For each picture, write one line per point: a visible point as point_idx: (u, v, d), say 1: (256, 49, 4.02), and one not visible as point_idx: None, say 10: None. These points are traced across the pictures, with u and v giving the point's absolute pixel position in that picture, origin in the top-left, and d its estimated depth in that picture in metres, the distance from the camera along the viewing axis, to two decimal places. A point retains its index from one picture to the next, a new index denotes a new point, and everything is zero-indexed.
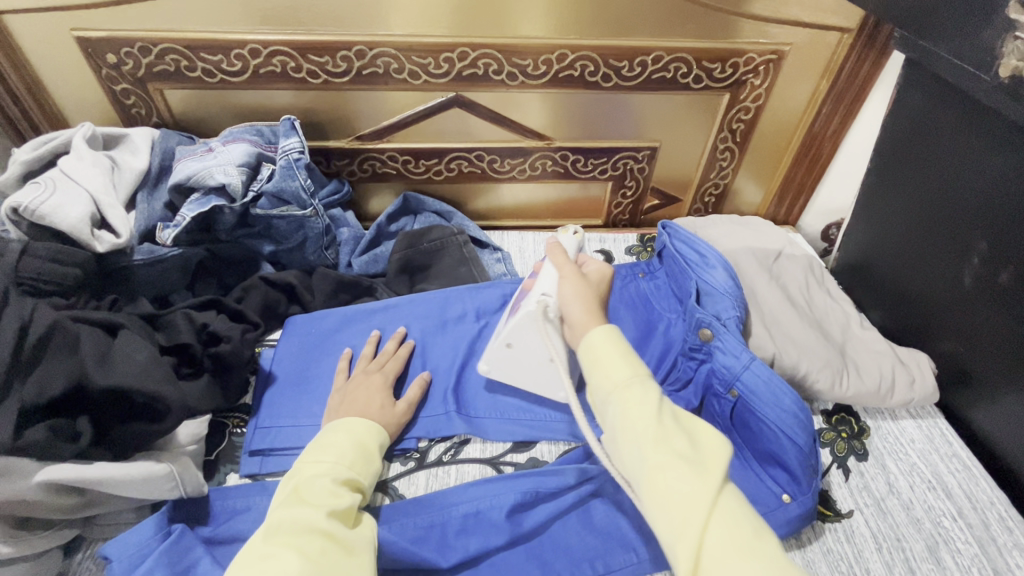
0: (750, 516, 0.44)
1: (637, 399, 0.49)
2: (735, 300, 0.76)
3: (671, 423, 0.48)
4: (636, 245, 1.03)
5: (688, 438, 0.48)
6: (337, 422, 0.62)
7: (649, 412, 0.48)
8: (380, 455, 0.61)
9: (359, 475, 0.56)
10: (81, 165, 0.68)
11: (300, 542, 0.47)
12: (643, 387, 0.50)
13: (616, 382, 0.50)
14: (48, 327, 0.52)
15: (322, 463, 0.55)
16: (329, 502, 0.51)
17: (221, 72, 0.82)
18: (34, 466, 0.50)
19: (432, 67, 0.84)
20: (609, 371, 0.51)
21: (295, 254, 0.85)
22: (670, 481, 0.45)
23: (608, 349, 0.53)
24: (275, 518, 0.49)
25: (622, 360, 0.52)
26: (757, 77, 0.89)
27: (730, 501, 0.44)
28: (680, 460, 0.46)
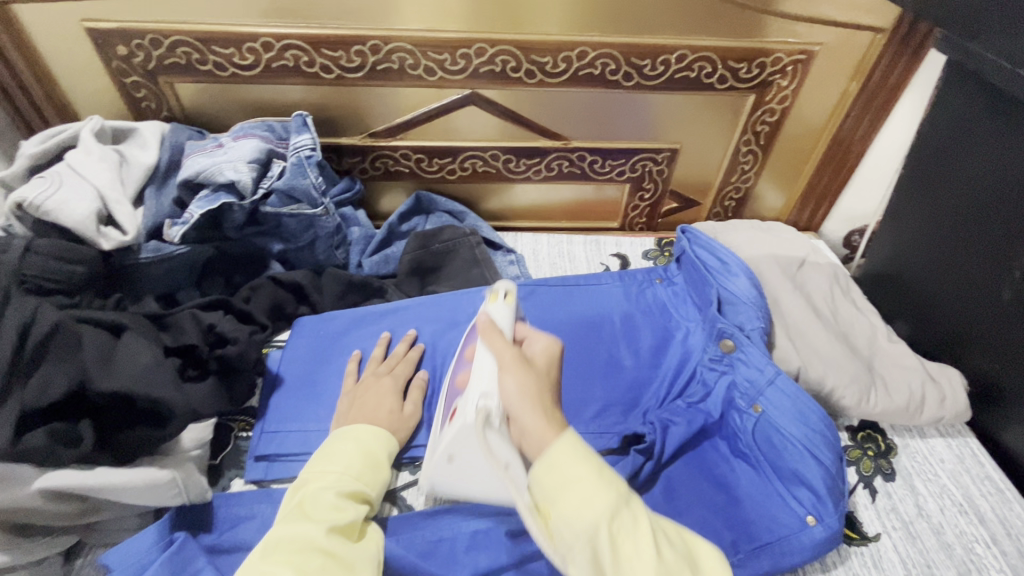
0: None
1: (629, 530, 0.39)
2: (759, 310, 0.74)
3: (666, 551, 0.40)
4: (653, 250, 1.00)
5: (685, 563, 0.41)
6: (342, 431, 0.59)
7: (649, 547, 0.39)
8: (389, 465, 0.59)
9: (367, 487, 0.54)
10: (88, 160, 0.66)
11: (299, 560, 0.44)
12: (631, 509, 0.40)
13: (600, 518, 0.39)
14: (51, 328, 0.50)
15: (329, 474, 0.53)
16: (333, 517, 0.48)
17: (232, 66, 0.80)
18: (33, 472, 0.49)
19: (448, 63, 0.81)
20: (585, 502, 0.39)
21: (305, 253, 0.83)
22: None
23: (577, 466, 0.41)
24: (275, 532, 0.46)
25: (596, 478, 0.41)
26: (784, 78, 0.86)
27: None
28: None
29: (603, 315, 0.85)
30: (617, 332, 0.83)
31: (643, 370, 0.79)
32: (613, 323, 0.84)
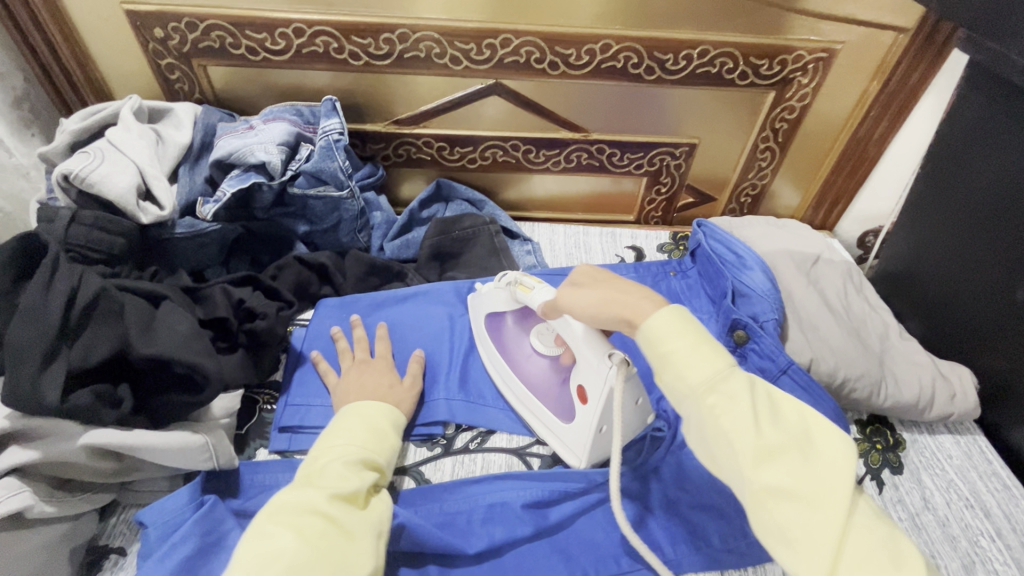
0: (877, 531, 0.39)
1: (732, 404, 0.42)
2: (773, 302, 0.74)
3: (776, 428, 0.42)
4: (668, 243, 1.01)
5: (801, 441, 0.42)
6: (349, 406, 0.62)
7: (755, 421, 0.42)
8: (394, 435, 0.61)
9: (374, 457, 0.56)
10: (128, 137, 0.69)
11: (303, 521, 0.46)
12: (738, 384, 0.43)
13: (697, 384, 0.44)
14: (95, 294, 0.52)
15: (336, 448, 0.55)
16: (336, 486, 0.50)
17: (264, 50, 0.82)
18: (78, 429, 0.51)
19: (474, 53, 0.83)
20: (689, 372, 0.44)
21: (328, 236, 0.85)
22: (786, 505, 0.39)
23: (686, 343, 0.45)
24: (281, 496, 0.48)
25: (702, 354, 0.45)
26: (805, 75, 0.87)
27: (855, 514, 0.39)
28: (796, 478, 0.40)
29: None
30: None
31: None
32: None
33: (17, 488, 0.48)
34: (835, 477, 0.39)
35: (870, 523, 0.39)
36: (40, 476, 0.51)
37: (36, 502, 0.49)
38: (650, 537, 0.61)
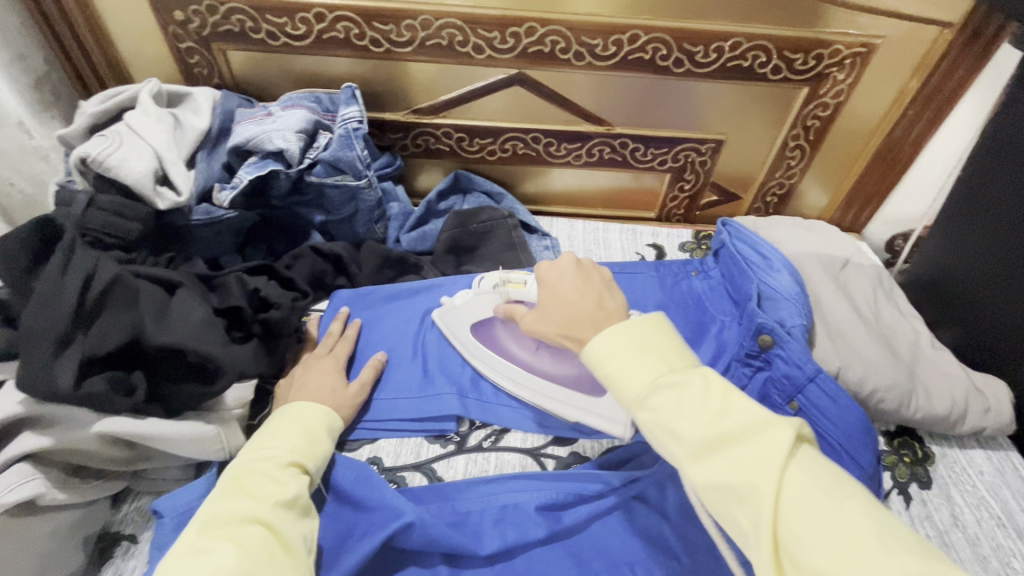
0: (831, 498, 0.37)
1: (667, 409, 0.42)
2: (801, 307, 0.72)
3: (712, 420, 0.40)
4: (689, 242, 0.99)
5: (739, 429, 0.40)
6: (285, 410, 0.60)
7: (691, 419, 0.41)
8: (329, 438, 0.60)
9: (304, 459, 0.55)
10: (146, 121, 0.68)
11: (241, 534, 0.45)
12: (673, 387, 0.42)
13: (636, 389, 0.43)
14: (111, 281, 0.52)
15: (269, 450, 0.54)
16: (271, 492, 0.49)
17: (285, 35, 0.81)
18: (92, 416, 0.51)
19: (498, 42, 0.81)
20: (626, 381, 0.44)
21: (345, 226, 0.84)
22: (731, 502, 0.38)
23: (622, 349, 0.45)
24: (211, 509, 0.47)
25: (641, 358, 0.44)
26: (841, 71, 0.83)
27: (802, 493, 0.37)
28: (735, 472, 0.38)
29: (637, 305, 0.86)
30: None
31: None
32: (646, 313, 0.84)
33: (27, 476, 0.48)
34: (775, 459, 0.38)
35: (824, 493, 0.37)
36: (52, 463, 0.51)
37: (47, 491, 0.49)
38: (667, 545, 0.59)
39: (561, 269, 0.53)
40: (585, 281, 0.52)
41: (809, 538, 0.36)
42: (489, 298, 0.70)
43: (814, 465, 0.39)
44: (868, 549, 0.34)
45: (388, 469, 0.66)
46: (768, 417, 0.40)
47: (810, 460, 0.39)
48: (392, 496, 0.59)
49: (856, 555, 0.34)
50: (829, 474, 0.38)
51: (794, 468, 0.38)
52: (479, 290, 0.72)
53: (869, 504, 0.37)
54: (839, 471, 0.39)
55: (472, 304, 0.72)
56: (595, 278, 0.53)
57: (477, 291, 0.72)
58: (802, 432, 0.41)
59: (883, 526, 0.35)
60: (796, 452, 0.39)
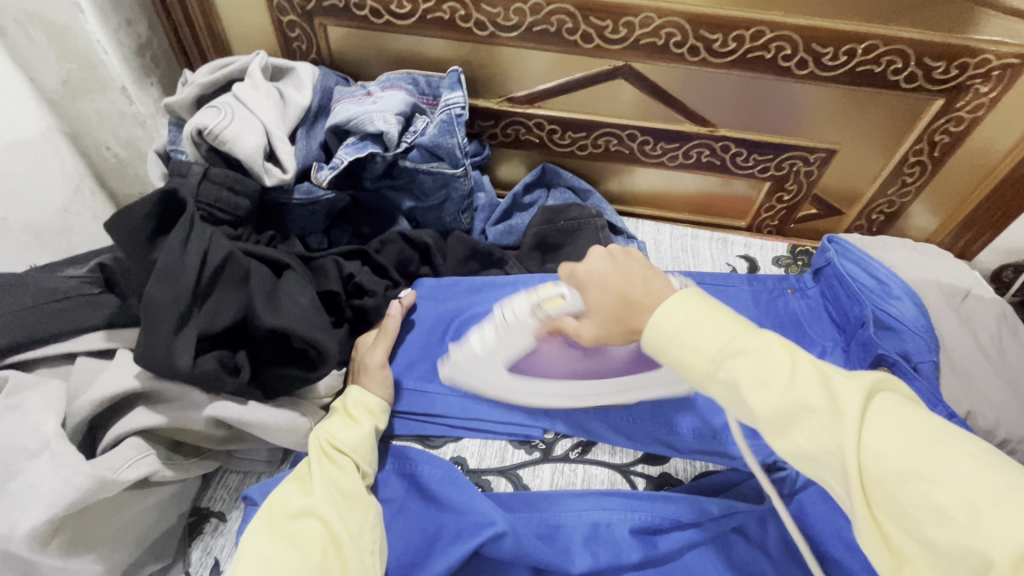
0: (930, 459, 0.35)
1: (740, 379, 0.41)
2: (929, 341, 0.67)
3: (785, 389, 0.39)
4: (785, 257, 0.94)
5: (813, 393, 0.38)
6: (343, 394, 0.62)
7: (765, 390, 0.40)
8: (377, 421, 0.60)
9: (353, 452, 0.56)
10: (254, 94, 0.67)
11: (295, 527, 0.49)
12: (742, 357, 0.41)
13: (709, 359, 0.42)
14: (224, 259, 0.50)
15: (319, 441, 0.56)
16: (324, 488, 0.52)
17: (388, 13, 0.79)
18: (204, 398, 0.50)
19: (609, 31, 0.76)
20: (694, 356, 0.43)
21: (432, 213, 0.81)
22: (821, 469, 0.38)
23: (681, 324, 0.44)
24: (274, 499, 0.51)
25: (701, 333, 0.43)
26: (986, 83, 0.75)
27: (881, 449, 0.36)
28: (815, 443, 0.38)
29: None
30: None
31: None
32: None
33: (143, 451, 0.47)
34: (848, 424, 0.36)
35: (921, 455, 0.35)
36: (158, 439, 0.50)
37: (159, 467, 0.48)
38: None
39: (594, 262, 0.53)
40: (621, 272, 0.51)
41: (908, 507, 0.35)
42: (522, 328, 0.59)
43: (905, 417, 0.37)
44: (979, 515, 0.32)
45: (472, 471, 0.64)
46: (837, 373, 0.39)
47: (898, 415, 0.37)
48: (480, 500, 0.57)
49: (965, 523, 0.32)
50: (924, 428, 0.36)
51: (876, 428, 0.36)
52: (504, 327, 0.60)
53: (979, 458, 0.34)
54: (933, 420, 0.37)
55: (498, 349, 0.61)
56: (636, 269, 0.51)
57: (501, 328, 0.60)
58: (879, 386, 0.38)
59: (996, 487, 0.33)
60: (879, 408, 0.37)
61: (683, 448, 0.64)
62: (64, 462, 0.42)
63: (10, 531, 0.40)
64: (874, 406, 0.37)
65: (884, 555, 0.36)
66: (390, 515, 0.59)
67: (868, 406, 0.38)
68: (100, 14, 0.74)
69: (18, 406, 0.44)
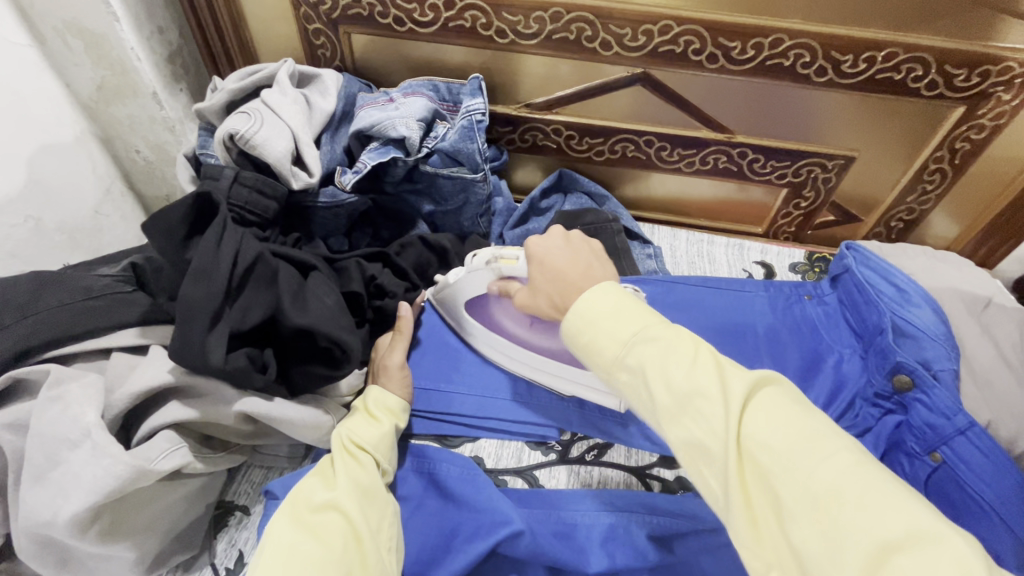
0: (808, 454, 0.35)
1: (646, 365, 0.42)
2: (948, 347, 0.65)
3: (685, 375, 0.40)
4: (802, 263, 0.94)
5: (708, 382, 0.39)
6: (365, 393, 0.63)
7: (665, 374, 0.40)
8: (396, 421, 0.62)
9: (374, 449, 0.57)
10: (283, 100, 0.69)
11: (317, 521, 0.50)
12: (649, 344, 0.42)
13: (620, 342, 0.44)
14: (254, 259, 0.52)
15: (343, 435, 0.57)
16: (346, 483, 0.53)
17: (411, 21, 0.80)
18: (235, 395, 0.52)
19: (628, 39, 0.77)
20: (604, 341, 0.45)
21: (450, 217, 0.83)
22: (704, 460, 0.38)
23: (602, 311, 0.46)
24: (296, 492, 0.52)
25: (617, 321, 0.45)
26: (1008, 91, 0.75)
27: (758, 440, 0.37)
28: (701, 428, 0.38)
29: (745, 324, 0.81)
30: (760, 343, 0.79)
31: None
32: (756, 334, 0.80)
33: (177, 443, 0.49)
34: (730, 412, 0.37)
35: (798, 449, 0.36)
36: (190, 432, 0.52)
37: (191, 460, 0.50)
38: None
39: (554, 266, 0.52)
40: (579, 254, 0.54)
41: (789, 502, 0.35)
42: (480, 275, 0.63)
43: (783, 413, 0.38)
44: (848, 510, 0.33)
45: (489, 470, 0.65)
46: (733, 367, 0.40)
47: (785, 412, 0.38)
48: (498, 499, 0.58)
49: (836, 516, 0.33)
50: (803, 424, 0.37)
51: (762, 419, 0.37)
52: (468, 267, 0.64)
53: (852, 454, 0.35)
54: (814, 418, 0.37)
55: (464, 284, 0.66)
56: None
57: (466, 267, 0.64)
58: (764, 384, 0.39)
59: (866, 481, 0.34)
60: (762, 401, 0.38)
61: None
62: (106, 452, 0.44)
63: (54, 517, 0.43)
64: (756, 401, 0.38)
65: (757, 553, 0.36)
66: (409, 513, 0.60)
67: (755, 400, 0.38)
68: (134, 22, 0.76)
69: (60, 398, 0.46)
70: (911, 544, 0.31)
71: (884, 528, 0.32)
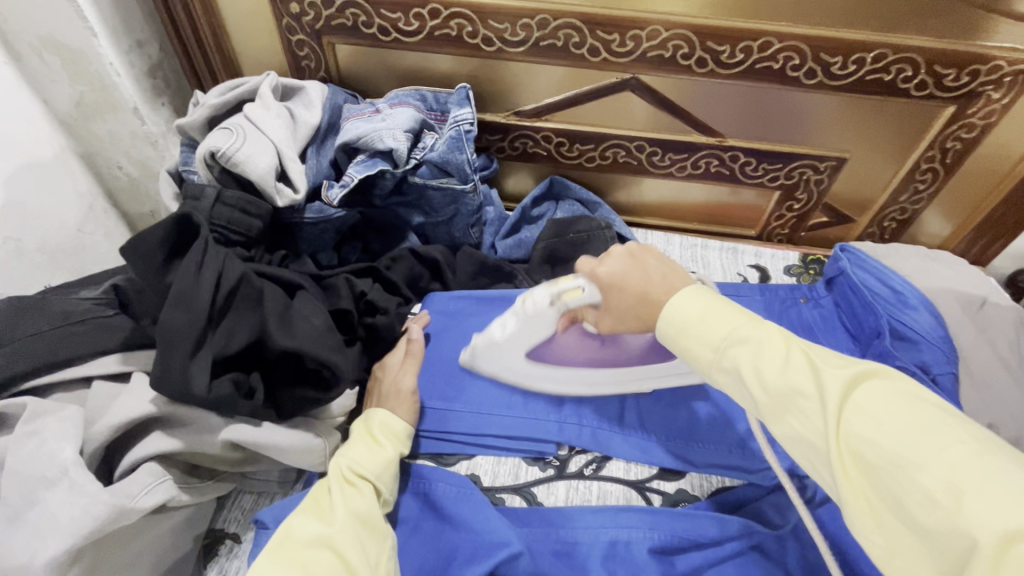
0: (918, 446, 0.34)
1: (740, 365, 0.41)
2: (947, 353, 0.65)
3: (781, 373, 0.39)
4: (796, 265, 0.94)
5: (805, 380, 0.39)
6: (363, 418, 0.62)
7: (762, 374, 0.40)
8: (398, 449, 0.60)
9: (374, 480, 0.56)
10: (266, 115, 0.67)
11: (309, 557, 0.47)
12: (743, 345, 0.42)
13: (714, 342, 0.43)
14: (238, 280, 0.51)
15: (341, 465, 0.55)
16: (343, 518, 0.51)
17: (396, 31, 0.79)
18: (220, 422, 0.51)
19: (615, 45, 0.76)
20: (695, 343, 0.44)
21: (441, 228, 0.81)
22: (810, 453, 0.38)
23: (690, 313, 0.45)
24: (288, 527, 0.50)
25: (706, 320, 0.44)
26: (998, 90, 0.74)
27: (866, 431, 0.35)
28: (805, 424, 0.38)
29: None
30: None
31: None
32: None
33: (160, 477, 0.48)
34: (830, 409, 0.37)
35: (910, 445, 0.34)
36: (174, 463, 0.51)
37: (175, 493, 0.49)
38: None
39: None
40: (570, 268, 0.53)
41: (902, 495, 0.33)
42: (543, 319, 0.58)
43: (890, 405, 0.36)
44: (966, 503, 0.31)
45: (486, 488, 0.64)
46: (829, 364, 0.39)
47: (891, 405, 0.36)
48: (495, 519, 0.57)
49: (953, 509, 0.31)
50: (912, 416, 0.35)
51: (866, 413, 0.36)
52: (524, 317, 0.58)
53: (969, 445, 0.33)
54: (926, 408, 0.35)
55: (519, 335, 0.60)
56: (648, 261, 0.50)
57: (520, 318, 0.58)
58: (867, 375, 0.38)
59: (989, 473, 0.31)
60: (865, 396, 0.37)
61: (700, 462, 0.64)
62: (83, 491, 0.42)
63: (30, 561, 0.40)
64: (859, 394, 0.37)
65: (878, 545, 0.35)
66: (406, 536, 0.58)
67: (856, 394, 0.37)
68: (112, 38, 0.74)
69: (36, 433, 0.44)
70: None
71: (1013, 518, 0.29)
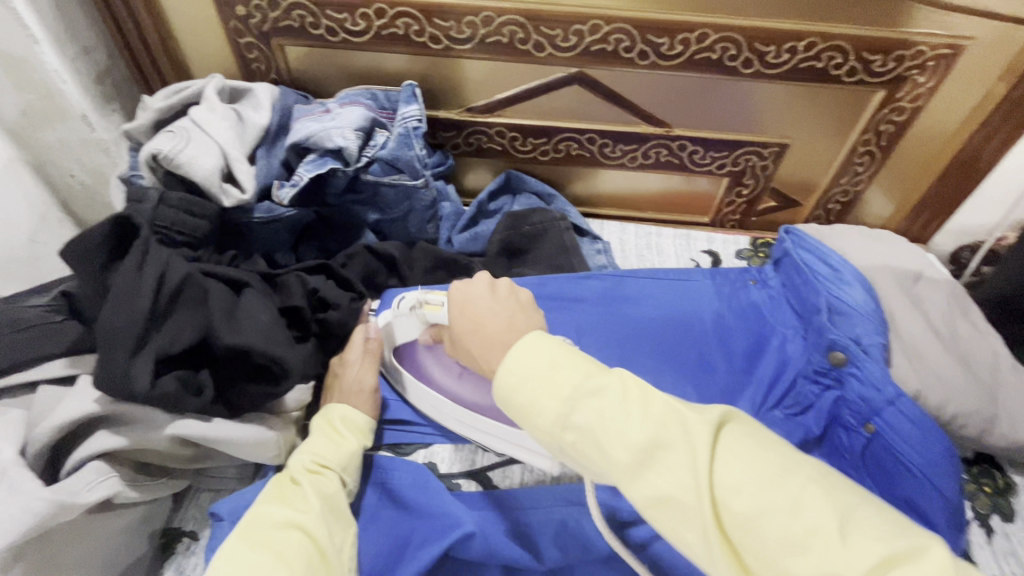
0: (777, 488, 0.34)
1: (593, 422, 0.39)
2: (877, 324, 0.68)
3: (640, 427, 0.38)
4: (747, 249, 0.97)
5: (665, 432, 0.37)
6: (324, 412, 0.63)
7: (617, 432, 0.38)
8: (360, 440, 0.62)
9: (339, 469, 0.57)
10: (211, 117, 0.68)
11: (279, 538, 0.49)
12: (592, 397, 0.40)
13: (562, 398, 0.40)
14: (182, 279, 0.51)
15: (304, 458, 0.57)
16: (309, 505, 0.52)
17: (343, 31, 0.80)
18: (166, 419, 0.52)
19: (559, 40, 0.78)
20: (542, 400, 0.41)
21: (397, 225, 0.83)
22: (676, 515, 0.36)
23: (537, 366, 0.42)
24: (255, 513, 0.51)
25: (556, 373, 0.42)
26: (922, 74, 0.78)
27: (729, 482, 0.35)
28: (671, 481, 0.36)
29: (693, 314, 0.83)
30: (706, 331, 0.81)
31: (737, 375, 0.76)
32: (703, 323, 0.81)
33: (105, 473, 0.49)
34: (700, 461, 0.36)
35: (769, 490, 0.34)
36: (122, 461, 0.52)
37: (122, 488, 0.50)
38: None
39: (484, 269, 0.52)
40: None
41: (771, 543, 0.33)
42: (412, 322, 0.63)
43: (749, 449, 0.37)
44: (828, 543, 0.32)
45: (443, 475, 0.66)
46: (689, 411, 0.38)
47: (748, 450, 0.36)
48: (451, 502, 0.59)
49: (818, 551, 0.32)
50: (768, 458, 0.36)
51: (728, 458, 0.36)
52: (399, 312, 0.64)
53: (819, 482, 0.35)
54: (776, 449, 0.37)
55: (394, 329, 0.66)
56: None
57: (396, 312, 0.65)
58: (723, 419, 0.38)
59: (841, 508, 0.33)
60: (724, 442, 0.37)
61: None
62: (20, 490, 0.43)
63: None
64: (721, 443, 0.37)
65: None
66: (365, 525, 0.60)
67: (719, 438, 0.37)
68: (55, 45, 0.74)
69: None
70: (901, 562, 0.30)
71: (871, 551, 0.31)
